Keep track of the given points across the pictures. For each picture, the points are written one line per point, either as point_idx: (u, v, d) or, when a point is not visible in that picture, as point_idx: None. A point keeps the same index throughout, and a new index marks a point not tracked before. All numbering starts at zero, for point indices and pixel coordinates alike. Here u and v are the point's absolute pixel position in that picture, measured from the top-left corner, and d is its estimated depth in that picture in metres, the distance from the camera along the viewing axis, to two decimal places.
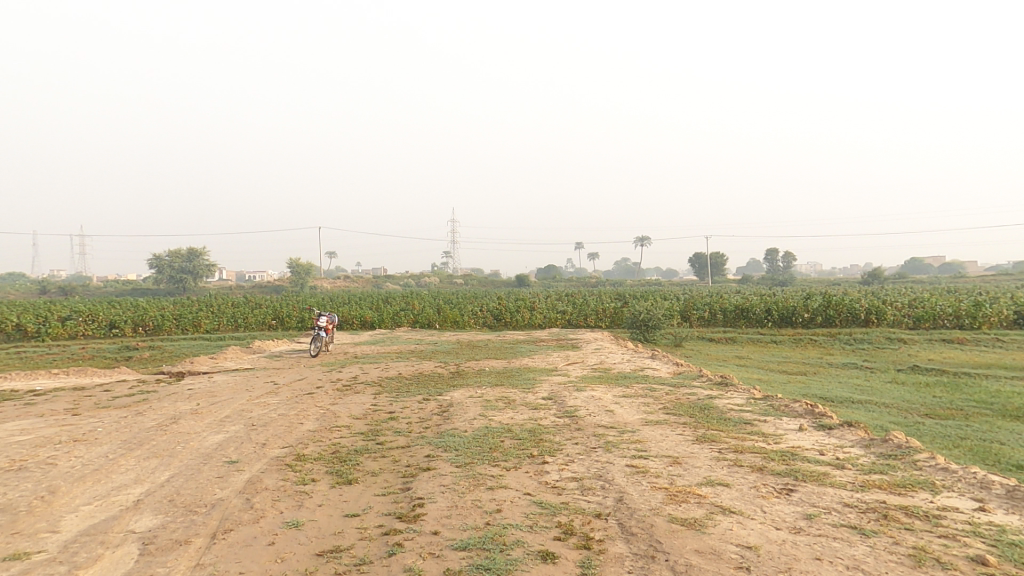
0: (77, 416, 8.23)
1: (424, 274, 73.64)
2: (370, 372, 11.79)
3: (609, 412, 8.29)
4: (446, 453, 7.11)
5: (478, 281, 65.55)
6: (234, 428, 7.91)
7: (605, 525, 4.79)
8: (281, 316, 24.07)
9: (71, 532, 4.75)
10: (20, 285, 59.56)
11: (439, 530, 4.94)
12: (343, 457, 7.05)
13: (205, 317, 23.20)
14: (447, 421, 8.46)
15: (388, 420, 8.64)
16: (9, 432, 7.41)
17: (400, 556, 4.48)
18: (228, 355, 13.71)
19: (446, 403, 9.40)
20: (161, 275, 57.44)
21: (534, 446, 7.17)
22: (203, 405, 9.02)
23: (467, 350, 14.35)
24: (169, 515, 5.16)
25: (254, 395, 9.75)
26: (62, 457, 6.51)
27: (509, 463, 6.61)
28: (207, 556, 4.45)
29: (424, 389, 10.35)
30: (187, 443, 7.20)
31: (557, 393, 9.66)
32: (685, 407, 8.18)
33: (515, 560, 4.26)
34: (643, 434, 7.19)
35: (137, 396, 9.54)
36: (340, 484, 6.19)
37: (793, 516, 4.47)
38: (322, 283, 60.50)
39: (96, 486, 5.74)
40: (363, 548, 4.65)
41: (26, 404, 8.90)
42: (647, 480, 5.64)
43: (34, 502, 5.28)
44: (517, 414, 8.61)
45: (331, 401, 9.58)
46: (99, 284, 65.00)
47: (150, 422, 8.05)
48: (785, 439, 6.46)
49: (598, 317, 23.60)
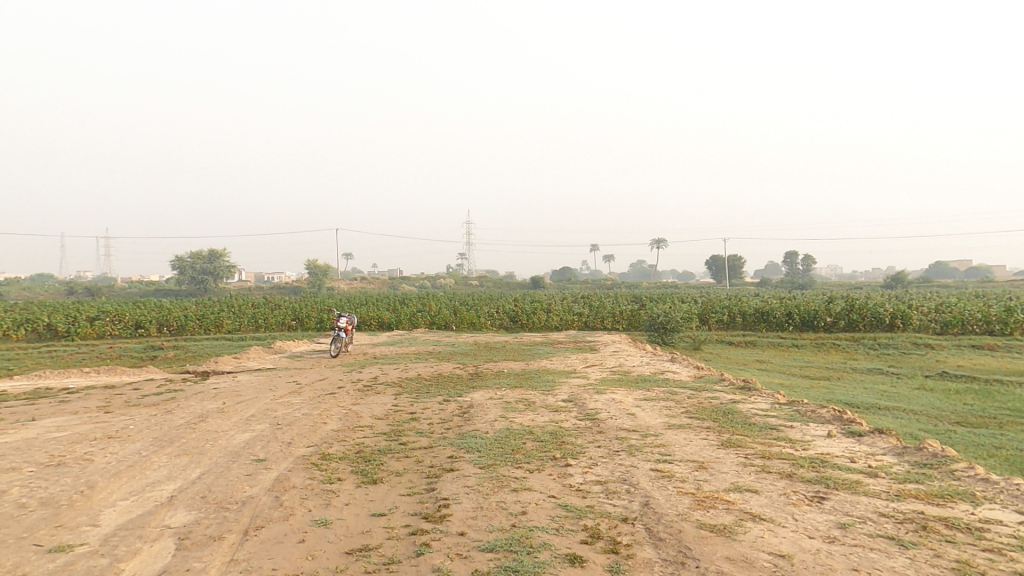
0: (109, 414, 8.41)
1: (439, 274, 74.06)
2: (389, 372, 11.86)
3: (630, 416, 8.27)
4: (469, 454, 7.21)
5: (494, 282, 65.94)
6: (259, 427, 8.04)
7: (632, 529, 4.81)
8: (301, 317, 24.36)
9: (110, 526, 4.87)
10: (48, 285, 61.20)
11: (466, 531, 5.05)
12: (367, 456, 7.16)
13: (227, 317, 23.54)
14: (468, 422, 8.54)
15: (409, 420, 8.74)
16: (46, 429, 7.61)
17: (428, 556, 4.61)
18: (250, 355, 13.87)
19: (466, 405, 9.46)
20: (184, 275, 58.76)
21: (556, 448, 7.21)
22: (229, 404, 9.15)
23: (484, 352, 14.34)
24: (202, 511, 5.27)
25: (278, 394, 9.88)
26: (98, 453, 6.67)
27: (532, 465, 6.68)
28: (241, 553, 4.54)
29: (444, 390, 10.42)
30: (215, 441, 7.33)
31: (576, 395, 9.65)
32: (708, 411, 8.12)
33: (543, 563, 4.32)
34: (666, 437, 7.17)
35: (166, 394, 9.75)
36: (365, 483, 6.30)
37: (826, 525, 4.43)
38: (340, 283, 61.25)
39: (131, 481, 5.89)
40: (391, 547, 4.78)
41: (60, 402, 9.13)
42: (672, 485, 5.64)
43: (74, 497, 5.42)
44: (538, 416, 8.65)
45: (353, 401, 9.70)
46: (124, 284, 66.43)
47: (179, 420, 8.21)
48: (813, 445, 6.40)
49: (615, 319, 23.50)
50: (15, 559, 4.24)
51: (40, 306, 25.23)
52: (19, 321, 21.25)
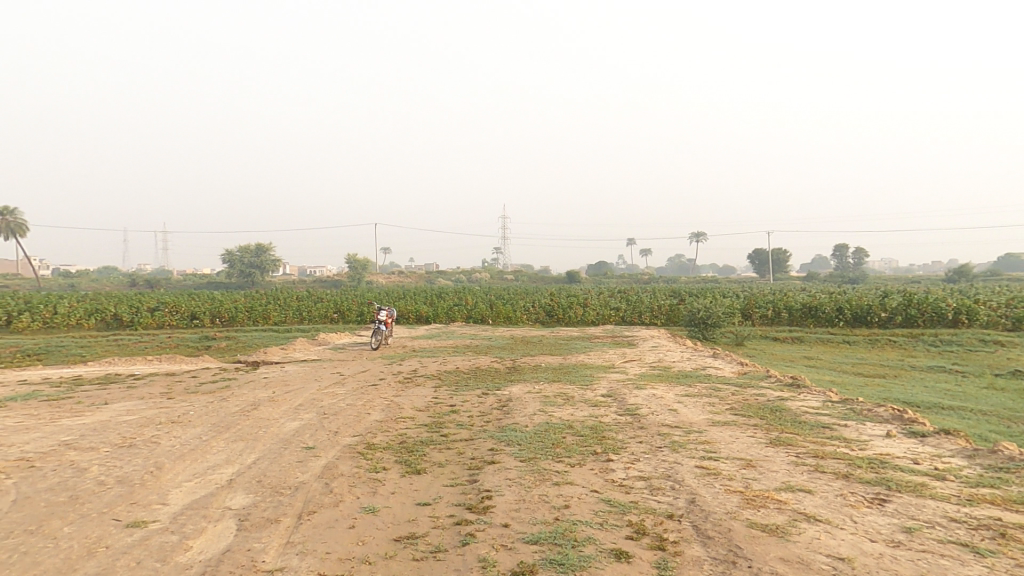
0: (171, 400, 8.91)
1: (475, 268, 74.66)
2: (428, 365, 12.06)
3: (672, 412, 8.12)
4: (509, 447, 7.26)
5: (529, 276, 65.97)
6: (307, 416, 8.33)
7: (678, 526, 4.73)
8: (343, 310, 25.06)
9: (178, 505, 5.17)
10: (111, 278, 65.16)
11: (510, 522, 5.09)
12: (410, 447, 7.31)
13: (274, 309, 24.49)
14: (508, 416, 8.60)
15: (450, 412, 8.87)
16: (116, 412, 8.14)
17: (473, 545, 4.67)
18: (296, 346, 14.37)
19: (505, 398, 9.52)
20: (233, 269, 61.42)
21: (597, 443, 7.17)
22: (278, 393, 9.52)
23: (521, 346, 14.37)
24: (258, 495, 5.52)
25: (323, 385, 10.21)
26: (163, 437, 7.07)
27: (572, 459, 6.66)
28: (296, 535, 4.73)
29: (482, 383, 10.52)
30: (267, 428, 7.65)
31: (616, 390, 9.55)
32: (754, 408, 7.89)
33: (588, 556, 4.31)
34: (711, 434, 7.02)
35: (221, 382, 10.25)
36: (410, 473, 6.44)
37: (890, 529, 4.24)
38: (379, 278, 62.64)
39: (194, 464, 6.22)
40: (437, 536, 4.88)
41: (128, 387, 9.73)
42: (719, 482, 5.51)
43: (145, 476, 5.78)
44: (577, 410, 8.61)
45: (395, 392, 9.91)
46: (178, 278, 69.94)
47: (234, 407, 8.61)
48: (871, 445, 6.12)
49: (653, 314, 23.11)
50: (97, 531, 4.56)
51: (107, 297, 26.92)
52: (88, 311, 22.74)
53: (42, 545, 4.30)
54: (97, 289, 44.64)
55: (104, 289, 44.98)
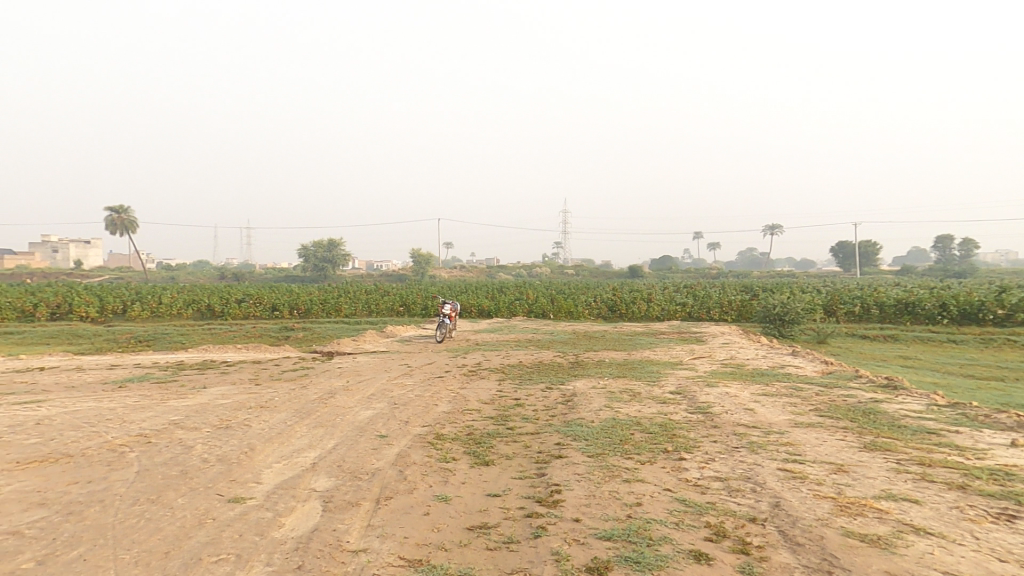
0: (259, 386, 9.58)
1: (534, 262, 74.81)
2: (492, 358, 12.18)
3: (748, 411, 7.70)
4: (576, 442, 7.17)
5: (590, 271, 65.20)
6: (380, 405, 8.67)
7: (763, 530, 4.46)
8: (408, 303, 25.91)
9: (270, 484, 5.53)
10: (202, 271, 71.13)
11: (581, 517, 5.02)
12: (477, 439, 7.41)
13: (345, 302, 25.75)
14: (573, 410, 8.51)
15: (514, 406, 8.90)
16: (213, 396, 8.86)
17: (545, 538, 4.64)
18: (366, 338, 15.01)
19: (569, 393, 9.43)
20: (307, 263, 65.23)
21: (668, 441, 6.93)
22: (352, 382, 9.98)
23: (583, 341, 14.20)
24: (340, 478, 5.79)
25: (393, 376, 10.59)
26: (254, 420, 7.61)
27: (642, 456, 6.48)
28: (375, 519, 4.91)
29: (546, 377, 10.48)
30: (344, 416, 8.03)
31: (685, 387, 9.20)
32: (843, 410, 7.31)
33: (666, 556, 4.16)
34: (794, 436, 6.58)
35: (300, 370, 10.90)
36: (478, 464, 6.52)
37: (1021, 549, 3.76)
38: (441, 272, 64.31)
39: (281, 447, 6.64)
40: (509, 527, 4.89)
41: (221, 373, 10.58)
42: (807, 487, 5.15)
43: (240, 456, 6.23)
44: (645, 407, 8.37)
45: (460, 385, 10.09)
46: (259, 273, 75.23)
47: (313, 394, 9.12)
48: (990, 455, 5.48)
49: (723, 310, 22.10)
50: (203, 504, 4.97)
51: (201, 288, 29.43)
52: (186, 301, 24.98)
53: (159, 514, 4.74)
54: (192, 280, 48.97)
55: (198, 280, 49.24)
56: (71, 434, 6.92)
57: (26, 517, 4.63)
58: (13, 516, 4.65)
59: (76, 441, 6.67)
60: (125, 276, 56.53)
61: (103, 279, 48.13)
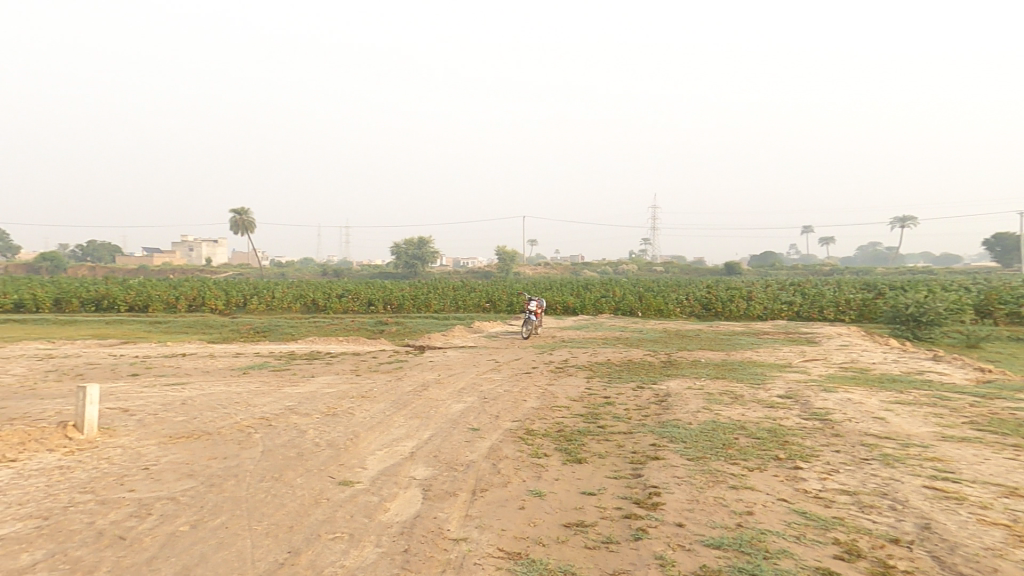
0: (359, 377, 10.16)
1: (619, 260, 73.13)
2: (579, 356, 11.94)
3: (878, 420, 6.80)
4: (673, 444, 6.75)
5: (681, 268, 62.40)
6: (470, 399, 8.80)
7: (909, 554, 3.85)
8: (493, 300, 26.38)
9: (374, 470, 5.77)
10: (307, 269, 77.81)
11: (684, 523, 4.67)
12: (568, 436, 7.23)
13: (434, 299, 26.81)
14: (668, 411, 8.05)
15: (605, 404, 8.61)
16: (321, 385, 9.53)
17: (647, 541, 4.37)
18: (455, 333, 15.42)
19: (663, 393, 8.95)
20: (399, 260, 68.92)
21: (779, 448, 6.30)
22: (443, 376, 10.26)
23: (676, 340, 13.49)
24: (437, 468, 5.91)
25: (481, 370, 10.74)
26: (357, 409, 8.05)
27: (750, 463, 5.93)
28: (473, 509, 4.92)
29: (637, 376, 10.04)
30: (437, 408, 8.24)
31: (797, 391, 8.35)
32: (1005, 425, 6.20)
33: (788, 572, 3.72)
34: (941, 451, 5.67)
35: (395, 363, 11.42)
36: (570, 461, 6.35)
37: None
38: (525, 270, 64.98)
39: (382, 435, 6.94)
40: (607, 527, 4.67)
41: (326, 363, 11.38)
42: (965, 510, 4.39)
43: (347, 442, 6.59)
44: (749, 411, 7.71)
45: (548, 381, 9.98)
46: (355, 271, 80.83)
47: (408, 386, 9.49)
48: None
49: (841, 308, 20.09)
50: (318, 485, 5.29)
51: (308, 284, 32.15)
52: (295, 296, 27.33)
53: (282, 491, 5.12)
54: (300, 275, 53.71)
55: (305, 275, 53.95)
56: (207, 414, 7.75)
57: (179, 486, 5.22)
58: (169, 484, 5.26)
59: (212, 420, 7.45)
60: (245, 272, 63.41)
61: (229, 274, 54.43)
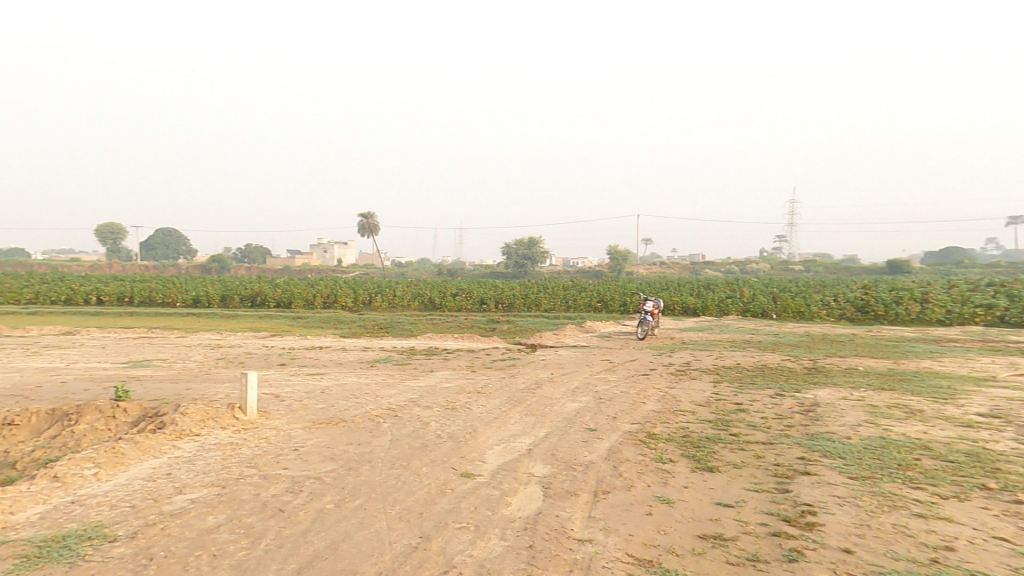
0: (474, 373, 10.28)
1: (747, 259, 67.48)
2: (703, 359, 10.92)
3: None
4: (827, 460, 5.70)
5: (828, 266, 55.58)
6: (586, 399, 8.39)
7: None
8: (605, 300, 25.69)
9: (493, 465, 5.62)
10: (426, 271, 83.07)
11: (853, 549, 3.81)
12: (695, 442, 6.49)
13: (545, 298, 26.88)
14: (817, 423, 6.90)
15: (737, 411, 7.66)
16: (439, 379, 9.78)
17: (807, 566, 3.61)
18: (566, 332, 15.11)
19: (808, 403, 7.73)
20: (511, 260, 70.60)
21: (982, 475, 4.98)
22: (556, 374, 9.98)
23: (821, 345, 11.79)
24: (555, 467, 5.59)
25: (595, 370, 10.27)
26: (473, 404, 8.07)
27: (939, 488, 4.76)
28: (595, 511, 4.51)
29: (775, 383, 8.85)
30: (552, 406, 7.96)
31: (999, 410, 6.68)
32: None
33: None
34: None
35: (508, 360, 11.41)
36: (700, 469, 5.64)
37: None
38: (639, 269, 62.82)
39: (499, 431, 6.82)
40: (752, 544, 3.97)
41: (443, 359, 11.73)
42: None
43: (466, 436, 6.57)
44: (931, 429, 6.30)
45: (669, 384, 9.21)
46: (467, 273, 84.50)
47: (522, 384, 9.35)
48: None
49: None
50: (443, 475, 5.27)
51: (426, 283, 34.13)
52: (414, 294, 29.07)
53: (410, 478, 5.17)
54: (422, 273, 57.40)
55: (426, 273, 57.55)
56: (343, 403, 8.29)
57: (323, 467, 5.53)
58: (315, 465, 5.60)
59: (347, 408, 7.94)
60: (373, 272, 69.66)
61: (358, 274, 60.07)
